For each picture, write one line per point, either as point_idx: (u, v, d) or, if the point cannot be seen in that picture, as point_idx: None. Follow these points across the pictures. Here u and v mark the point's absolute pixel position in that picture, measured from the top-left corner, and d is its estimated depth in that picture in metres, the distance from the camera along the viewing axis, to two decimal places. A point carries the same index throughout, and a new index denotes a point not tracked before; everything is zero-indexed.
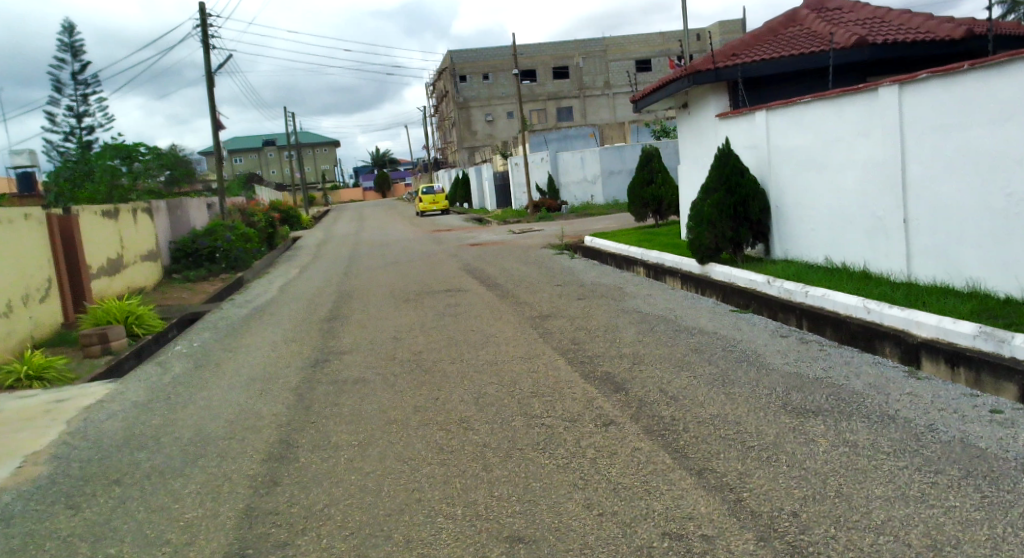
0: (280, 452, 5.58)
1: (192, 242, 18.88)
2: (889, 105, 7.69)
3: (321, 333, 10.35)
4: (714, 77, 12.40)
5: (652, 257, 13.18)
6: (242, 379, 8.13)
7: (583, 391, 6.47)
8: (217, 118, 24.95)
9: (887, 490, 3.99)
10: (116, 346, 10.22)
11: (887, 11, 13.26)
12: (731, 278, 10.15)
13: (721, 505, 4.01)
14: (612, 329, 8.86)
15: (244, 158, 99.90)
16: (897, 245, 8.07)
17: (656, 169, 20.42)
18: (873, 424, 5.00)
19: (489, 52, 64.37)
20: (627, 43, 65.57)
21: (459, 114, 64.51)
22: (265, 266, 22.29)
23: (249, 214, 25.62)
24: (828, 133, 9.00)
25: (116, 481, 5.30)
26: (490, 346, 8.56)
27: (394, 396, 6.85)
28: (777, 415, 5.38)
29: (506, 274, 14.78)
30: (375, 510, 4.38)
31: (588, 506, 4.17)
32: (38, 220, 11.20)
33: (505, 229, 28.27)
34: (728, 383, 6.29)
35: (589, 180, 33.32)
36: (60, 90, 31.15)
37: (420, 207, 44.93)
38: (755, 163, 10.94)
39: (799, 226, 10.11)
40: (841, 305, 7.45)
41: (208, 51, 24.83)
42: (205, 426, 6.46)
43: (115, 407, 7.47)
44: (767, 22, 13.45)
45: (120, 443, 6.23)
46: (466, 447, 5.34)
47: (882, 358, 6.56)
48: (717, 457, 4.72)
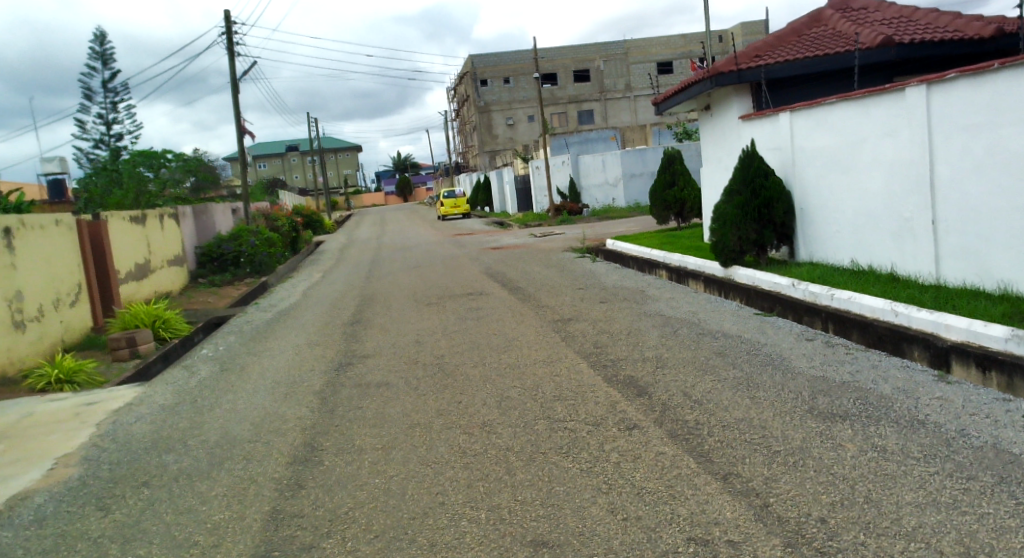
0: (305, 455, 5.61)
1: (217, 247, 19.09)
2: (917, 106, 7.60)
3: (344, 336, 10.42)
4: (736, 78, 12.34)
5: (674, 260, 13.11)
6: (267, 383, 8.20)
7: (606, 395, 6.45)
8: (241, 124, 25.21)
9: (918, 497, 3.93)
10: (144, 349, 10.35)
11: (913, 11, 13.10)
12: (755, 281, 10.06)
13: (747, 510, 3.98)
14: (635, 333, 8.82)
15: (267, 163, 100.89)
16: (926, 247, 7.96)
17: (678, 172, 20.32)
18: (902, 429, 4.92)
19: (510, 56, 64.50)
20: (648, 45, 65.37)
21: (480, 118, 64.70)
22: (288, 270, 22.48)
23: (273, 218, 25.86)
24: (854, 134, 8.91)
25: (145, 483, 5.37)
26: (512, 350, 8.57)
27: (417, 399, 6.87)
28: (803, 419, 5.32)
29: (527, 278, 14.77)
30: (399, 513, 4.39)
31: (612, 510, 4.15)
32: (68, 226, 11.38)
33: (527, 233, 28.27)
34: (753, 387, 6.24)
35: (610, 183, 33.24)
36: (91, 98, 31.72)
37: (442, 211, 45.08)
38: (779, 165, 10.85)
39: (824, 228, 10.01)
40: (868, 308, 7.37)
41: (233, 57, 25.12)
42: (231, 428, 6.52)
43: (143, 410, 7.57)
44: (791, 22, 13.34)
45: (148, 446, 6.31)
46: (489, 450, 5.34)
47: (910, 362, 6.47)
48: (743, 461, 4.68)
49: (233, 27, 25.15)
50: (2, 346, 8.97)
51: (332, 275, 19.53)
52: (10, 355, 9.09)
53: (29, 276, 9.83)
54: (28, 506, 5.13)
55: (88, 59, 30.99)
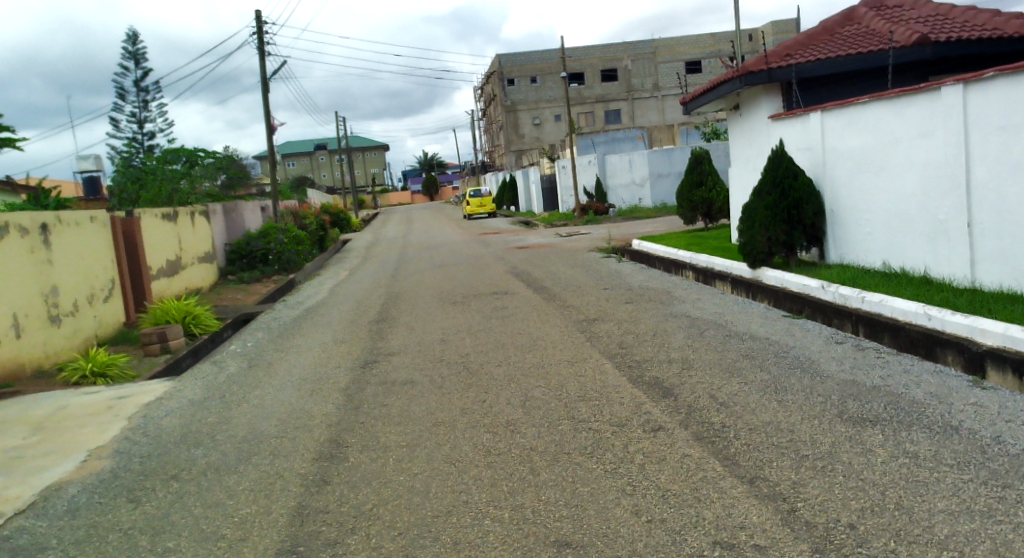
0: (330, 451, 5.66)
1: (247, 244, 19.39)
2: (953, 105, 7.47)
3: (371, 334, 10.48)
4: (767, 78, 12.22)
5: (701, 261, 13.00)
6: (293, 379, 8.27)
7: (631, 395, 6.42)
8: (271, 123, 25.49)
9: (950, 504, 3.86)
10: (174, 344, 10.50)
11: (950, 9, 12.87)
12: (784, 282, 9.93)
13: (774, 514, 3.93)
14: (661, 334, 8.77)
15: (295, 162, 101.78)
16: (961, 250, 7.82)
17: (706, 172, 20.16)
18: (935, 435, 4.84)
19: (537, 55, 64.53)
20: (677, 44, 64.91)
21: (507, 117, 64.76)
22: (316, 269, 22.65)
23: (300, 217, 26.11)
24: (887, 134, 8.78)
25: (175, 476, 5.44)
26: (538, 349, 8.55)
27: (443, 397, 6.88)
28: (832, 424, 5.25)
29: (553, 277, 14.73)
30: (423, 511, 4.40)
31: (636, 512, 4.13)
32: (102, 222, 11.56)
33: (553, 232, 28.26)
34: (780, 391, 6.16)
35: (637, 183, 33.09)
36: (123, 97, 32.20)
37: (467, 210, 45.16)
38: (809, 166, 10.72)
39: (855, 230, 9.86)
40: (900, 311, 7.25)
41: (264, 57, 25.41)
42: (257, 424, 6.59)
43: (174, 404, 7.68)
44: (823, 20, 13.20)
45: (178, 440, 6.39)
46: (513, 450, 5.34)
47: (943, 367, 6.35)
48: (770, 465, 4.63)
49: (263, 27, 25.41)
50: (38, 340, 9.14)
51: (359, 274, 19.64)
52: (46, 348, 9.27)
53: (64, 272, 10.00)
54: (62, 497, 5.21)
55: (121, 59, 31.46)
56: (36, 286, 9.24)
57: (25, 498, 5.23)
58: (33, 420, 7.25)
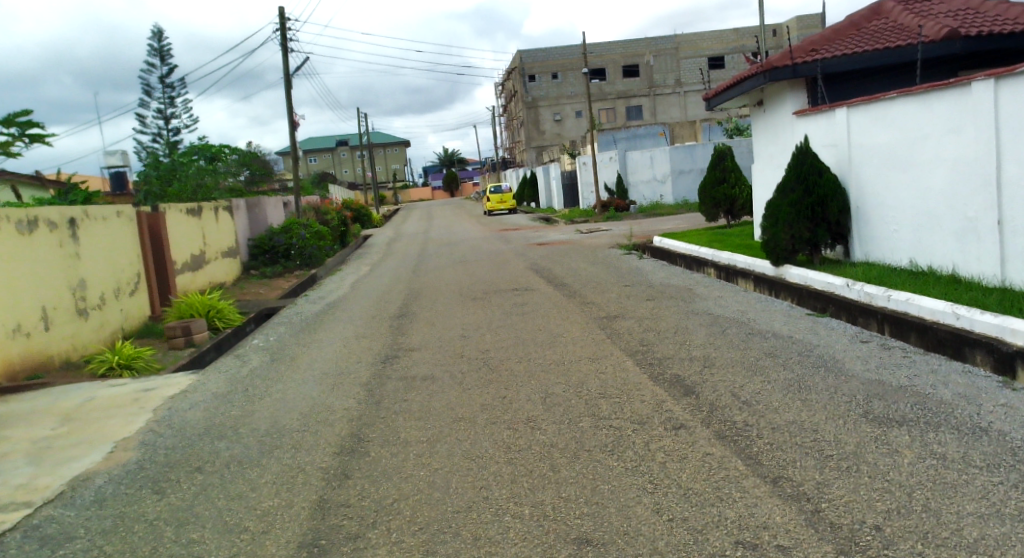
0: (351, 445, 5.68)
1: (269, 239, 19.55)
2: (984, 101, 7.35)
3: (391, 329, 10.52)
4: (792, 73, 12.08)
5: (723, 258, 12.90)
6: (315, 373, 8.32)
7: (652, 393, 6.39)
8: (294, 119, 25.63)
9: (980, 507, 3.80)
10: (198, 338, 10.59)
11: (981, 2, 12.64)
12: (808, 280, 9.84)
13: (798, 515, 3.89)
14: (682, 331, 8.72)
15: (317, 157, 102.34)
16: (991, 248, 7.69)
17: (728, 168, 20.01)
18: (963, 437, 4.76)
19: (558, 51, 64.36)
20: (700, 40, 64.46)
21: (528, 113, 64.70)
22: (337, 264, 22.79)
23: (323, 212, 26.25)
24: (915, 130, 8.66)
25: (198, 468, 5.49)
26: (558, 346, 8.54)
27: (463, 393, 6.89)
28: (857, 424, 5.19)
29: (574, 274, 14.69)
30: (444, 506, 4.41)
31: (658, 510, 4.11)
32: (128, 217, 11.69)
33: (574, 229, 28.22)
34: (804, 389, 6.10)
35: (658, 179, 32.92)
36: (149, 93, 32.50)
37: (488, 206, 45.21)
38: (834, 163, 10.59)
39: (881, 227, 9.74)
40: (927, 310, 7.15)
41: (287, 53, 25.55)
42: (280, 418, 6.63)
43: (198, 397, 7.75)
44: (850, 15, 13.04)
45: (202, 432, 6.45)
46: (533, 446, 5.33)
47: (972, 367, 6.25)
48: (794, 465, 4.58)
49: (287, 24, 25.56)
50: (66, 332, 9.25)
51: (380, 269, 19.72)
52: (73, 341, 9.39)
53: (91, 266, 10.12)
54: (89, 488, 5.28)
55: (147, 55, 31.74)
56: (64, 279, 9.37)
57: (53, 488, 5.30)
58: (60, 411, 7.35)
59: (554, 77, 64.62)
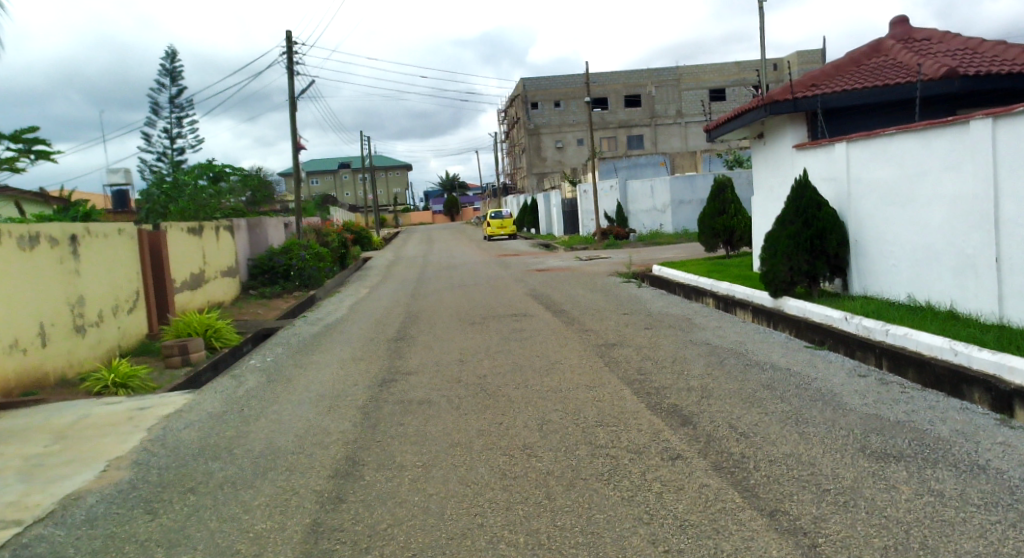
0: (346, 469, 5.66)
1: (269, 260, 19.52)
2: (982, 139, 7.41)
3: (389, 352, 10.51)
4: (792, 107, 12.22)
5: (722, 289, 12.92)
6: (311, 395, 8.29)
7: (649, 423, 6.36)
8: (298, 140, 25.78)
9: (978, 546, 3.78)
10: (195, 357, 10.56)
11: (979, 42, 12.83)
12: (806, 313, 9.84)
13: (794, 549, 3.87)
14: (681, 361, 8.71)
15: (319, 179, 102.73)
16: (989, 285, 7.71)
17: (728, 200, 20.08)
18: (961, 474, 4.75)
19: (562, 80, 64.95)
20: (701, 72, 65.10)
21: (530, 140, 65.13)
22: (336, 285, 22.79)
23: (323, 234, 26.32)
24: (914, 166, 8.73)
25: (192, 489, 5.46)
26: (556, 373, 8.52)
27: (459, 418, 6.88)
28: (854, 458, 5.17)
29: (573, 301, 14.69)
30: (437, 533, 4.38)
31: (653, 541, 4.08)
32: (129, 235, 11.70)
33: (573, 256, 28.26)
34: (802, 423, 6.08)
35: (658, 209, 33.03)
36: (157, 112, 32.62)
37: (488, 231, 45.34)
38: (834, 197, 10.65)
39: (880, 262, 9.77)
40: (925, 345, 7.16)
41: (293, 75, 25.76)
42: (275, 439, 6.60)
43: (193, 417, 7.72)
44: (850, 52, 13.19)
45: (196, 452, 6.42)
46: (529, 473, 5.31)
47: (970, 405, 6.24)
48: (791, 498, 4.55)
49: (292, 47, 25.76)
50: (62, 349, 9.23)
51: (378, 292, 19.73)
52: (70, 358, 9.36)
53: (90, 283, 10.13)
54: (80, 506, 5.24)
55: (157, 75, 31.89)
56: (62, 295, 9.36)
57: (44, 506, 5.26)
58: (54, 429, 7.31)
59: (557, 105, 65.14)
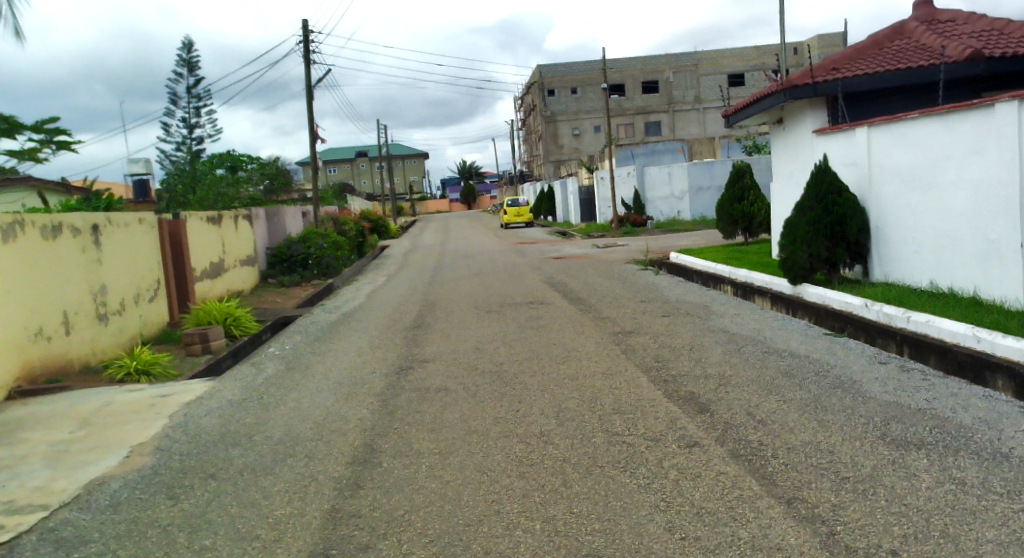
0: (365, 456, 5.68)
1: (288, 249, 19.64)
2: (1008, 123, 7.28)
3: (406, 340, 10.55)
4: (812, 92, 12.10)
5: (740, 276, 12.83)
6: (330, 383, 8.34)
7: (666, 410, 6.34)
8: (315, 129, 25.84)
9: (1000, 534, 3.74)
10: (215, 345, 10.65)
11: (1006, 23, 12.58)
12: (826, 300, 9.75)
13: (813, 537, 3.85)
14: (699, 348, 8.68)
15: (337, 168, 103.08)
16: (1014, 271, 7.59)
17: (747, 186, 19.90)
18: (983, 462, 4.70)
19: (579, 66, 64.58)
20: (720, 57, 64.48)
21: (547, 127, 64.92)
22: (354, 273, 22.89)
23: (340, 222, 26.42)
24: (936, 151, 8.61)
25: (212, 475, 5.52)
26: (573, 360, 8.52)
27: (476, 406, 6.90)
28: (874, 446, 5.13)
29: (590, 289, 14.66)
30: (455, 519, 4.40)
31: (670, 528, 4.07)
32: (150, 224, 11.80)
33: (590, 243, 28.18)
34: (821, 410, 6.04)
35: (676, 196, 32.84)
36: (175, 102, 32.87)
37: (505, 219, 45.30)
38: (854, 182, 10.53)
39: (901, 248, 9.66)
40: (947, 332, 7.08)
41: (309, 64, 25.80)
42: (294, 426, 6.66)
43: (213, 404, 7.79)
44: (872, 34, 13.00)
45: (217, 439, 6.49)
46: (545, 461, 5.31)
47: (993, 392, 6.16)
48: (809, 486, 4.53)
49: (309, 36, 25.78)
50: (86, 336, 9.34)
51: (396, 280, 19.80)
52: (93, 346, 9.48)
53: (112, 272, 10.24)
54: (104, 491, 5.32)
55: (175, 66, 32.07)
56: (85, 284, 9.47)
57: (69, 491, 5.35)
58: (78, 415, 7.41)
59: (574, 92, 64.78)
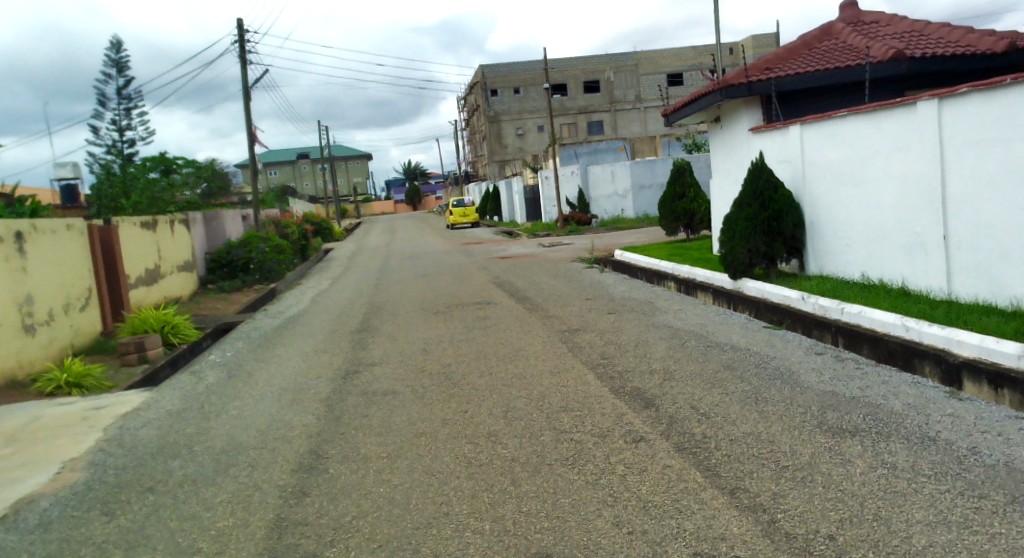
0: (310, 463, 5.60)
1: (227, 253, 19.24)
2: (929, 120, 7.57)
3: (352, 344, 10.44)
4: (747, 91, 12.36)
5: (683, 272, 13.04)
6: (274, 390, 8.19)
7: (612, 407, 6.41)
8: (252, 131, 25.34)
9: (929, 515, 3.89)
10: (151, 354, 10.37)
11: (925, 25, 13.10)
12: (765, 294, 9.99)
13: (755, 525, 3.94)
14: (644, 344, 8.80)
15: (277, 170, 101.33)
16: (938, 262, 7.90)
17: (687, 184, 20.25)
18: (913, 446, 4.88)
19: (521, 66, 64.74)
20: (659, 57, 65.49)
21: (490, 127, 64.95)
22: (297, 278, 22.53)
23: (282, 226, 26.01)
24: (864, 147, 8.89)
25: (150, 489, 5.37)
26: (521, 359, 8.55)
27: (424, 408, 6.86)
28: (812, 434, 5.28)
29: (536, 288, 14.72)
30: (402, 523, 4.37)
31: (618, 523, 4.12)
32: (78, 230, 11.42)
33: (537, 242, 28.32)
34: (761, 401, 6.19)
35: (620, 194, 33.21)
36: (103, 104, 31.80)
37: (451, 220, 45.18)
38: (789, 178, 10.81)
39: (834, 242, 9.95)
40: (878, 322, 7.33)
41: (245, 64, 25.29)
42: (236, 435, 6.53)
43: (150, 415, 7.58)
44: (801, 35, 13.37)
45: (155, 451, 6.32)
46: (494, 461, 5.32)
47: (921, 378, 6.40)
48: (751, 475, 4.64)
49: (244, 36, 25.28)
50: (11, 349, 8.99)
51: (341, 283, 19.56)
52: (20, 358, 9.13)
53: (39, 281, 9.87)
54: (34, 510, 5.13)
55: (103, 66, 31.05)
56: (10, 294, 9.11)
57: None
58: (5, 432, 7.13)
59: (517, 92, 64.91)
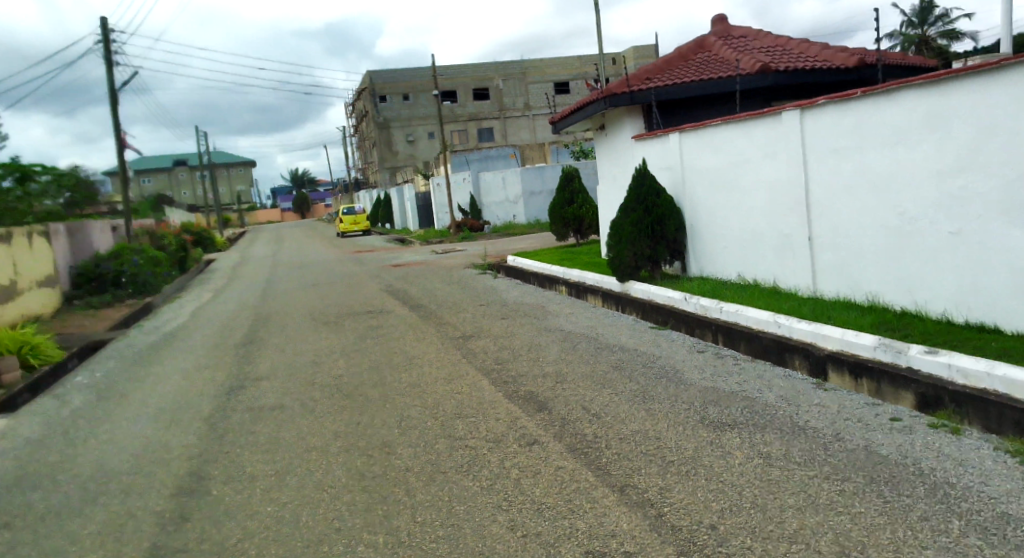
0: (192, 485, 5.38)
1: (95, 267, 18.21)
2: (793, 129, 8.06)
3: (238, 358, 10.08)
4: (629, 100, 12.72)
5: (573, 276, 13.31)
6: (153, 409, 7.80)
7: (506, 411, 6.48)
8: (122, 137, 24.06)
9: (799, 500, 4.14)
10: (9, 378, 9.65)
11: (788, 40, 13.96)
12: (650, 295, 10.33)
13: (642, 520, 4.08)
14: (536, 348, 8.92)
15: (154, 178, 96.56)
16: (804, 262, 8.41)
17: (576, 190, 20.68)
18: (785, 436, 5.18)
19: (409, 72, 64.32)
20: (546, 65, 66.66)
21: (379, 134, 64.25)
22: (178, 291, 21.54)
23: (158, 237, 24.85)
24: (737, 154, 9.37)
25: (9, 524, 5.01)
26: (415, 368, 8.50)
27: (315, 421, 6.71)
28: (695, 429, 5.51)
29: (428, 295, 14.65)
30: (292, 542, 4.27)
31: (512, 527, 4.17)
32: None
33: (430, 249, 28.22)
34: (648, 400, 6.40)
35: (511, 201, 33.57)
36: None
37: (341, 228, 44.37)
38: (670, 184, 11.24)
39: (713, 244, 10.42)
40: (753, 320, 7.73)
41: (113, 66, 23.99)
42: (110, 460, 6.18)
43: (9, 445, 7.06)
44: (677, 47, 13.94)
45: (16, 482, 5.89)
46: (388, 472, 5.27)
47: (792, 371, 6.80)
48: (638, 472, 4.80)
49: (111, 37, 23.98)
50: None
51: (225, 295, 18.84)
52: None
53: None
54: None
55: None
56: None
57: None
58: None
59: (406, 98, 64.36)
